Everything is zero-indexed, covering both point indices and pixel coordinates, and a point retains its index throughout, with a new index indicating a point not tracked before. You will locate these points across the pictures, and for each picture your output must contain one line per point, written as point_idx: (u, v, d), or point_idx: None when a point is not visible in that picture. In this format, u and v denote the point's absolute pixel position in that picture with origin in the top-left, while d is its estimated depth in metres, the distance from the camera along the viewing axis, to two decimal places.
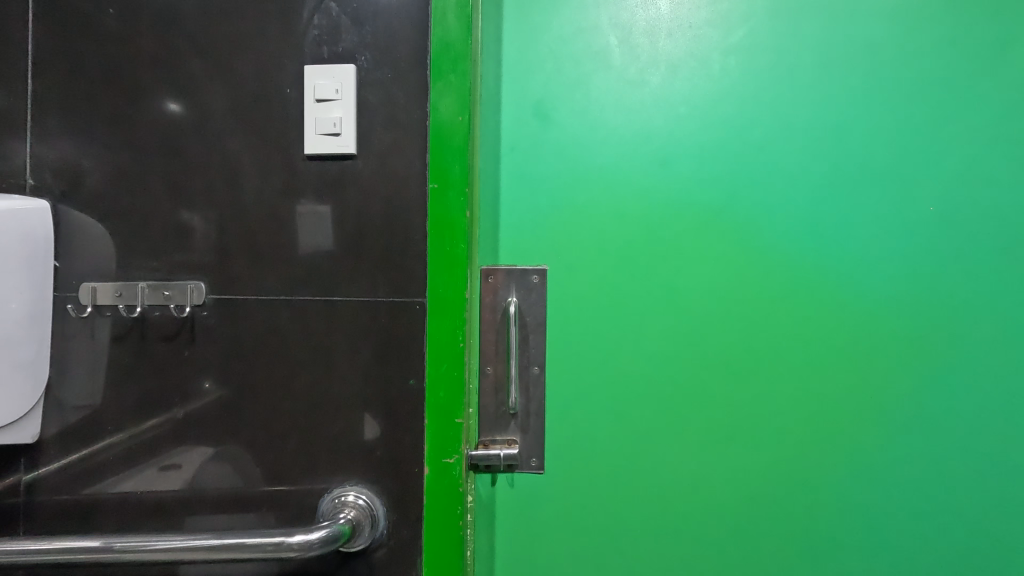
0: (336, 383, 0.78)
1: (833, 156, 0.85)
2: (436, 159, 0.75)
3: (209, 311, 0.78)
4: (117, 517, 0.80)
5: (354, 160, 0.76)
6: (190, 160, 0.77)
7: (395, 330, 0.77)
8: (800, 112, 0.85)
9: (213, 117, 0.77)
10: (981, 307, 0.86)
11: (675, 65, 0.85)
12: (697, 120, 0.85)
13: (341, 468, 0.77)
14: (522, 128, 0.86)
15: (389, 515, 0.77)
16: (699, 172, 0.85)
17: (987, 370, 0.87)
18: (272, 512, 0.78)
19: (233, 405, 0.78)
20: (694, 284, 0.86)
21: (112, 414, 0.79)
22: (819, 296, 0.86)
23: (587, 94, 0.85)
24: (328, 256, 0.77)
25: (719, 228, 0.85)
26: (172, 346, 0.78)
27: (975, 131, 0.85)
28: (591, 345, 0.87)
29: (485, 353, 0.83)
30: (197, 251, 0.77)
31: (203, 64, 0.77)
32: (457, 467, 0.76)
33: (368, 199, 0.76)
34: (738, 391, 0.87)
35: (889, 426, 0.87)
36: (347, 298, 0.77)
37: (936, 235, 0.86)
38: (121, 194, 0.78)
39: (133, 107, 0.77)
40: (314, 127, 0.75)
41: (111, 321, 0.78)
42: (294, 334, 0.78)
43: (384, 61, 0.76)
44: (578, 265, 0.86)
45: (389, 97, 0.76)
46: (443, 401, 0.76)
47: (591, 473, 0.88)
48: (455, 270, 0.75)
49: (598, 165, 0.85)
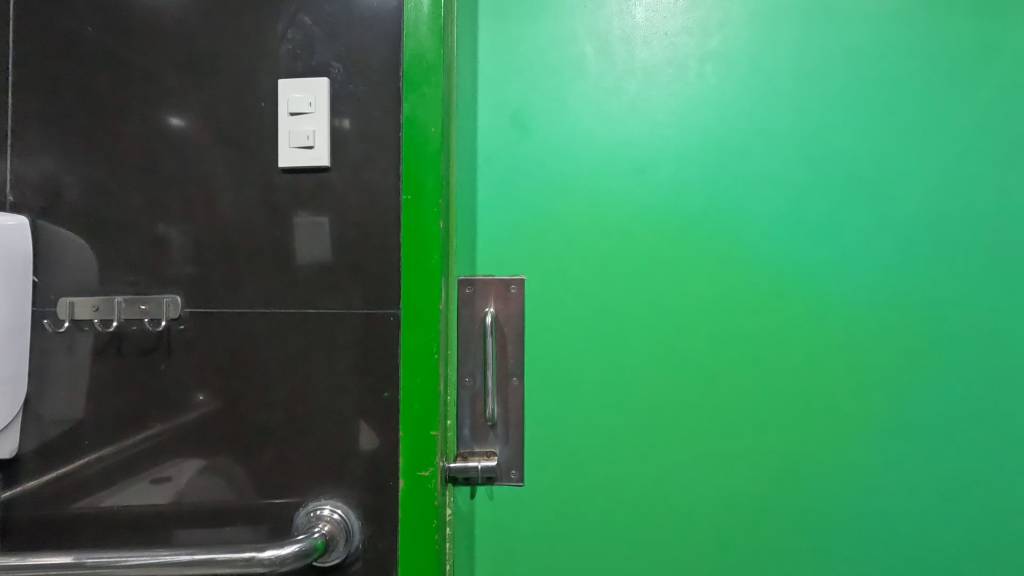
0: (312, 396, 0.77)
1: (813, 163, 0.84)
2: (409, 170, 0.75)
3: (185, 324, 0.78)
4: (95, 533, 0.80)
5: (328, 173, 0.77)
6: (167, 174, 0.78)
7: (371, 342, 0.77)
8: (779, 118, 0.84)
9: (189, 132, 0.78)
10: (968, 312, 0.85)
11: (652, 72, 0.85)
12: (675, 128, 0.85)
13: (317, 483, 0.77)
14: (499, 137, 0.86)
15: (365, 529, 0.76)
16: (678, 180, 0.84)
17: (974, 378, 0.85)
18: (248, 526, 0.78)
19: (210, 418, 0.78)
20: (675, 293, 0.85)
21: (89, 429, 0.79)
22: (803, 303, 0.85)
23: (564, 103, 0.85)
24: (302, 268, 0.77)
25: (700, 236, 0.84)
26: (149, 360, 0.78)
27: (957, 136, 0.84)
28: (572, 354, 0.86)
29: (463, 364, 0.82)
30: (174, 265, 0.78)
31: (180, 79, 0.78)
32: (432, 480, 0.75)
33: (342, 211, 0.77)
34: (721, 400, 0.85)
35: (876, 435, 0.86)
36: (322, 310, 0.77)
37: (920, 240, 0.85)
38: (99, 209, 0.78)
39: (111, 123, 0.78)
40: (288, 140, 0.76)
41: (89, 335, 0.78)
42: (270, 346, 0.77)
43: (358, 73, 0.76)
44: (558, 274, 0.86)
45: (363, 109, 0.76)
46: (419, 413, 0.75)
47: (573, 484, 0.87)
48: (429, 282, 0.75)
49: (576, 173, 0.85)
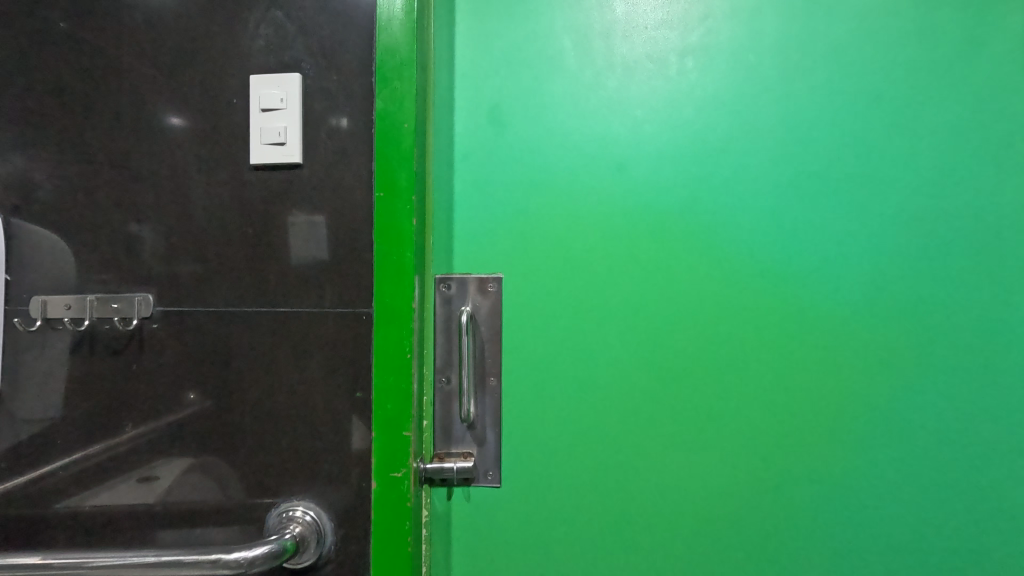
0: (284, 396, 0.76)
1: (796, 159, 0.83)
2: (382, 167, 0.74)
3: (157, 323, 0.77)
4: (68, 533, 0.79)
5: (300, 170, 0.76)
6: (138, 171, 0.77)
7: (344, 341, 0.76)
8: (761, 113, 0.83)
9: (161, 128, 0.77)
10: (956, 312, 0.83)
11: (632, 67, 0.84)
12: (655, 123, 0.83)
13: (289, 484, 0.76)
14: (476, 133, 0.85)
15: (337, 530, 0.75)
16: (658, 177, 0.83)
17: (963, 379, 0.83)
18: (220, 526, 0.77)
19: (182, 418, 0.77)
20: (654, 291, 0.83)
21: (61, 429, 0.79)
22: (785, 302, 0.83)
23: (542, 98, 0.84)
24: (274, 266, 0.76)
25: (680, 233, 0.83)
26: (120, 359, 0.78)
27: (944, 132, 0.83)
28: (549, 353, 0.85)
29: (439, 363, 0.81)
30: (145, 263, 0.77)
31: (151, 76, 0.77)
32: (405, 481, 0.74)
33: (313, 208, 0.76)
34: (701, 400, 0.84)
35: (862, 437, 0.84)
36: (294, 309, 0.76)
37: (906, 238, 0.83)
38: (71, 207, 0.78)
39: (83, 120, 0.78)
40: (260, 137, 0.75)
41: (61, 334, 0.78)
42: (242, 345, 0.77)
43: (330, 69, 0.75)
44: (536, 272, 0.85)
45: (335, 105, 0.75)
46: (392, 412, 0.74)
47: (550, 486, 0.86)
48: (402, 279, 0.74)
49: (553, 170, 0.84)
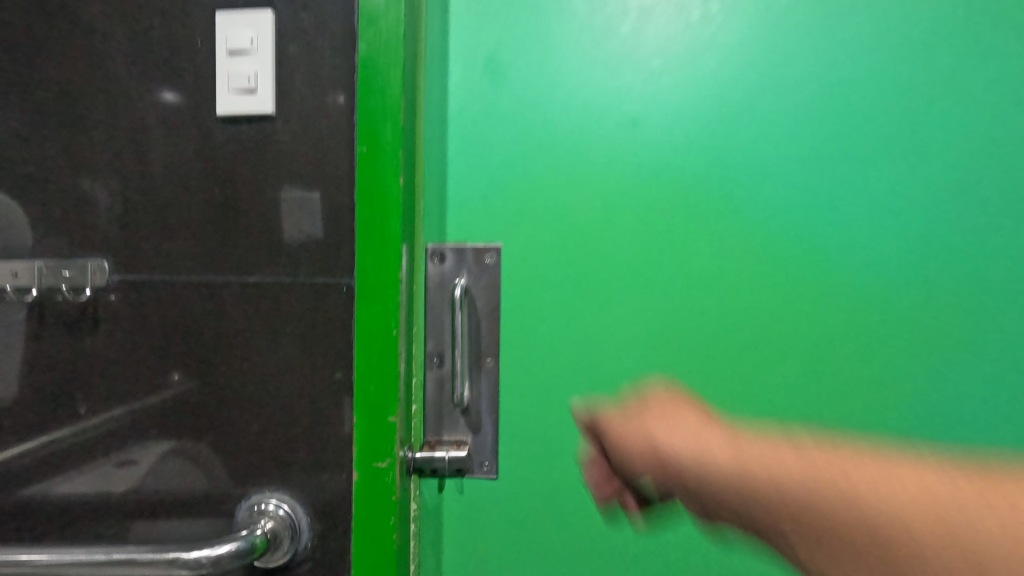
0: (257, 375, 0.68)
1: (823, 120, 0.76)
2: (365, 118, 0.65)
3: (114, 293, 0.69)
4: (20, 523, 0.72)
5: (272, 122, 0.67)
6: (92, 122, 0.69)
7: (320, 317, 0.67)
8: (789, 68, 0.75)
9: (115, 74, 0.68)
10: (1001, 286, 0.76)
11: (648, 9, 0.74)
12: (673, 75, 0.74)
13: (259, 475, 0.68)
14: (471, 84, 0.76)
15: (314, 526, 0.68)
16: (674, 137, 0.75)
17: (1002, 365, 0.77)
18: (185, 520, 0.70)
19: (142, 399, 0.69)
20: (666, 263, 0.76)
21: (10, 409, 0.71)
22: (808, 278, 0.77)
23: (547, 45, 0.75)
24: (242, 231, 0.67)
25: (696, 200, 0.75)
26: (72, 333, 0.70)
27: (989, 93, 0.75)
28: (550, 331, 0.77)
29: (429, 342, 0.73)
30: (100, 225, 0.69)
31: (105, 14, 0.68)
32: (390, 472, 0.66)
33: (287, 165, 0.67)
34: (715, 381, 0.78)
35: (886, 423, 0.78)
36: (265, 280, 0.68)
37: (942, 211, 0.76)
38: (20, 162, 0.70)
39: (31, 65, 0.69)
40: (227, 83, 0.66)
41: (9, 304, 0.70)
42: (207, 320, 0.68)
43: (306, 6, 0.66)
44: (536, 241, 0.76)
45: (311, 47, 0.66)
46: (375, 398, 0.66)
47: (549, 473, 0.78)
48: (387, 248, 0.66)
49: (557, 127, 0.75)
